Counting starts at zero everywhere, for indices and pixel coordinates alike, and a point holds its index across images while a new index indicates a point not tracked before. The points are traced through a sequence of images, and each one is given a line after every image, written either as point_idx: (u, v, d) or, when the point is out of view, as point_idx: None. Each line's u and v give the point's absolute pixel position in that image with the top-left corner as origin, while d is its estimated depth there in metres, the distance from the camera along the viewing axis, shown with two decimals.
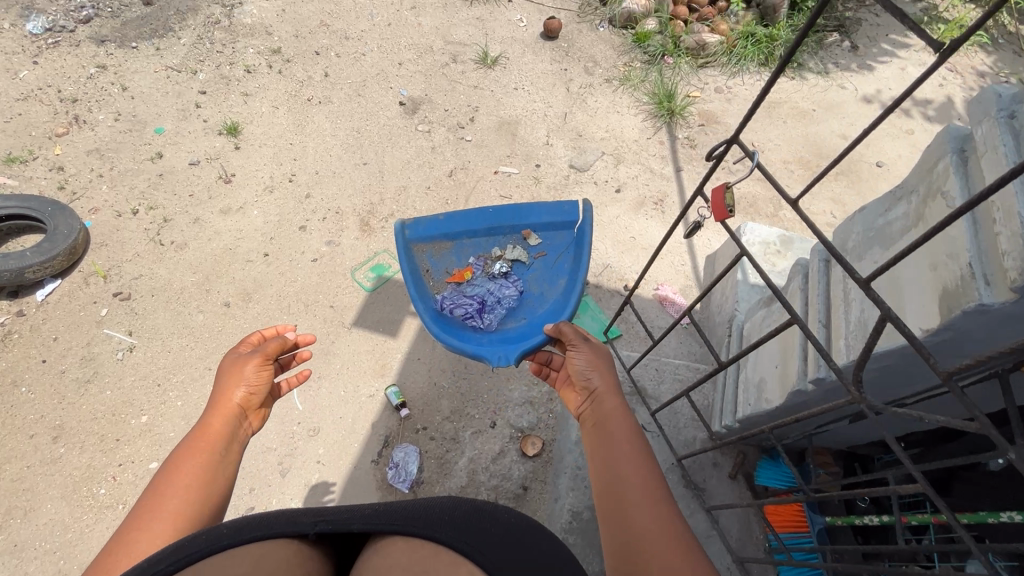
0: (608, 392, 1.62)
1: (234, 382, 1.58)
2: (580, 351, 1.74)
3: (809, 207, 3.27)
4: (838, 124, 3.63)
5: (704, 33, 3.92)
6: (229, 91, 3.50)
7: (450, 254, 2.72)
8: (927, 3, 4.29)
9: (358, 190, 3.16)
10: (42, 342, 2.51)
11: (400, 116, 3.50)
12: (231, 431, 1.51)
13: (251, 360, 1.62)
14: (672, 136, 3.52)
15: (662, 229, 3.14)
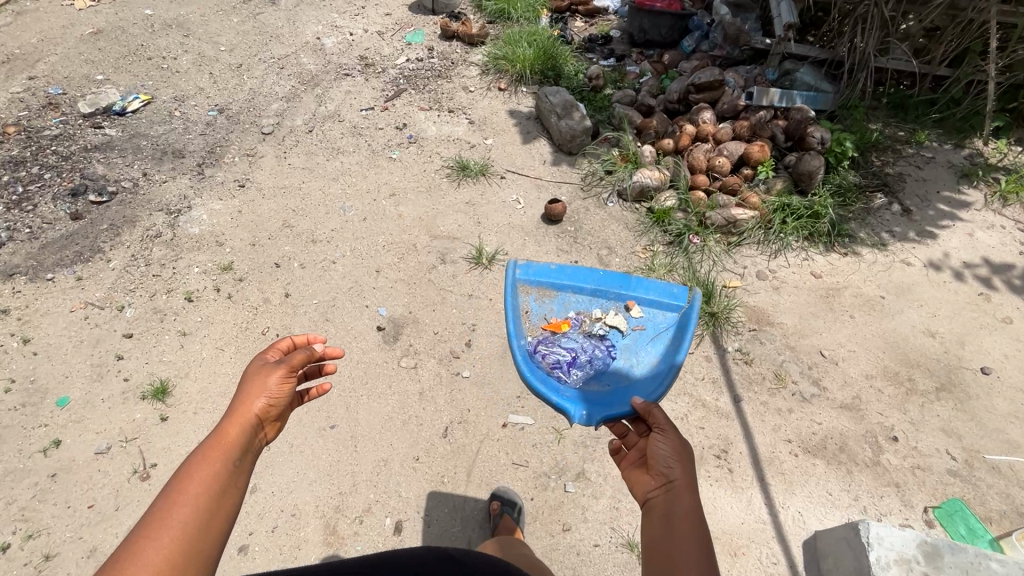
0: (684, 487, 1.32)
1: (257, 393, 1.31)
2: (664, 436, 1.42)
3: (917, 444, 2.50)
4: (917, 314, 2.96)
5: (733, 207, 3.37)
6: (162, 330, 2.79)
7: (552, 304, 2.54)
8: (971, 148, 3.82)
9: (322, 473, 2.37)
10: None
11: (378, 348, 2.79)
12: (242, 443, 1.25)
13: (275, 372, 1.36)
14: (720, 348, 2.83)
15: (735, 502, 2.32)
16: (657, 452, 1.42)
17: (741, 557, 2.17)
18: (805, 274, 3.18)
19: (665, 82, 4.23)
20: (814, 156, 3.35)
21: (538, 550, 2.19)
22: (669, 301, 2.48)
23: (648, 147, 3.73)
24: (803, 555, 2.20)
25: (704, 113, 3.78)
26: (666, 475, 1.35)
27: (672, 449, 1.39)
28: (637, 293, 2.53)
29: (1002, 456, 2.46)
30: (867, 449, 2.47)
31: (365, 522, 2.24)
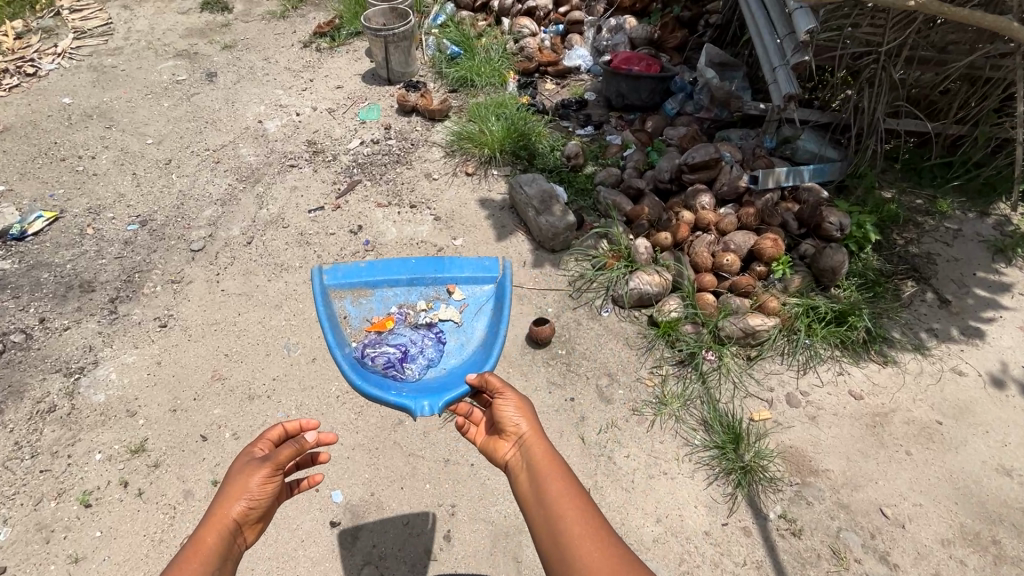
0: (536, 436, 1.67)
1: (235, 494, 1.34)
2: (507, 402, 1.72)
3: None
4: (984, 444, 2.47)
5: (750, 315, 2.87)
6: (48, 556, 2.16)
7: (371, 305, 2.55)
8: (999, 215, 3.41)
9: None
10: None
11: (333, 553, 2.20)
12: (225, 544, 1.30)
13: (257, 472, 1.38)
14: (759, 515, 2.29)
15: None
16: (511, 418, 1.70)
17: None
18: (843, 395, 2.68)
19: (652, 157, 3.77)
20: (836, 250, 2.88)
21: None
22: (485, 273, 2.64)
23: (642, 241, 3.24)
24: None
25: (702, 197, 3.31)
26: (517, 433, 1.66)
27: (519, 410, 1.71)
28: (453, 274, 2.65)
29: None
30: None
31: None
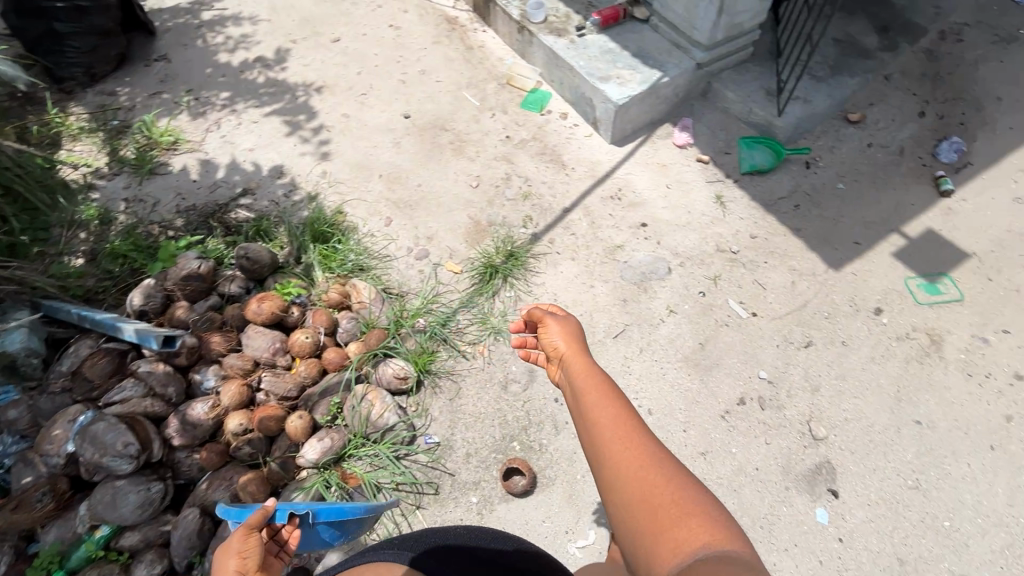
0: (580, 355, 1.44)
1: (221, 563, 1.25)
2: (546, 325, 1.54)
3: (502, 129, 3.59)
4: (383, 156, 3.42)
5: (361, 299, 2.70)
6: None
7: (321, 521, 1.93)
8: (91, 179, 3.22)
9: (934, 382, 2.51)
10: None
11: (842, 463, 2.32)
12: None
13: (234, 542, 1.29)
14: (537, 237, 3.05)
15: (637, 175, 3.33)
16: (551, 338, 1.51)
17: (662, 158, 3.40)
18: (392, 227, 3.12)
19: (84, 552, 2.01)
20: (249, 248, 2.59)
21: (778, 233, 3.04)
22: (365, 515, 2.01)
23: (308, 449, 2.25)
24: (626, 142, 3.47)
25: (192, 412, 2.21)
26: (561, 354, 1.48)
27: (563, 331, 1.50)
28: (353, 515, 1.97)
29: (472, 98, 3.77)
30: (530, 144, 3.49)
31: (893, 320, 2.70)
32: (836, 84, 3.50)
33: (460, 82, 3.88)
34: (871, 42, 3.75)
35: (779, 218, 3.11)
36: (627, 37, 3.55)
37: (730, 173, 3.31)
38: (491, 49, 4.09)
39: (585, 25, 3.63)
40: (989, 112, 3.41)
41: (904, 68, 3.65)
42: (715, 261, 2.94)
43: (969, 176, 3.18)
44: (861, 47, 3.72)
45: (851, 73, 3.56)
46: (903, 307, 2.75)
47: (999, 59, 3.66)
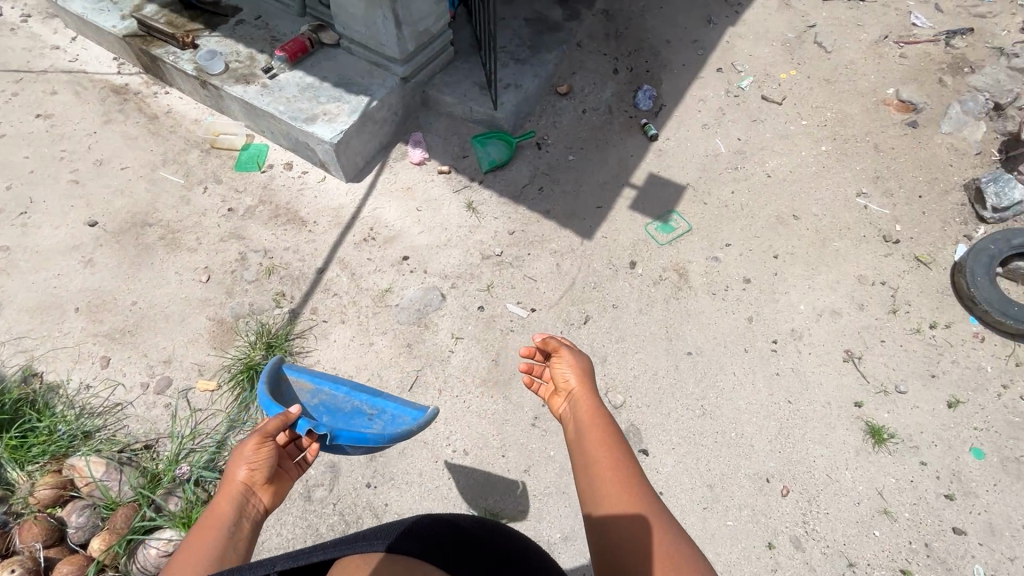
0: (589, 393, 1.58)
1: (233, 467, 1.46)
2: (562, 356, 1.66)
3: (222, 201, 3.12)
4: (75, 283, 2.76)
5: (87, 478, 2.16)
6: (900, 513, 2.26)
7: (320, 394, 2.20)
8: None
9: (692, 311, 2.80)
10: (931, 208, 3.15)
11: (643, 419, 2.49)
12: (238, 511, 1.38)
13: (248, 444, 1.49)
14: (296, 313, 2.72)
15: (384, 207, 3.15)
16: (563, 372, 1.64)
17: (404, 181, 3.25)
18: (113, 368, 2.53)
19: None
20: None
21: (532, 220, 3.12)
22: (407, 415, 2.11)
23: None
24: (364, 175, 3.27)
25: None
26: (570, 389, 1.61)
27: (576, 366, 1.64)
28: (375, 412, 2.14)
29: (173, 176, 3.20)
30: (260, 209, 3.09)
31: (647, 268, 2.94)
32: (538, 63, 3.65)
33: (153, 161, 3.27)
34: (556, 16, 4.00)
35: (529, 205, 3.19)
36: (323, 67, 3.28)
37: (473, 176, 3.30)
38: (181, 111, 3.52)
39: (274, 64, 3.28)
40: (664, 55, 3.86)
41: (590, 33, 3.96)
42: (484, 270, 2.92)
43: (666, 117, 3.57)
44: (549, 22, 3.95)
45: (547, 49, 3.74)
46: (651, 253, 3.00)
47: (658, 7, 4.17)
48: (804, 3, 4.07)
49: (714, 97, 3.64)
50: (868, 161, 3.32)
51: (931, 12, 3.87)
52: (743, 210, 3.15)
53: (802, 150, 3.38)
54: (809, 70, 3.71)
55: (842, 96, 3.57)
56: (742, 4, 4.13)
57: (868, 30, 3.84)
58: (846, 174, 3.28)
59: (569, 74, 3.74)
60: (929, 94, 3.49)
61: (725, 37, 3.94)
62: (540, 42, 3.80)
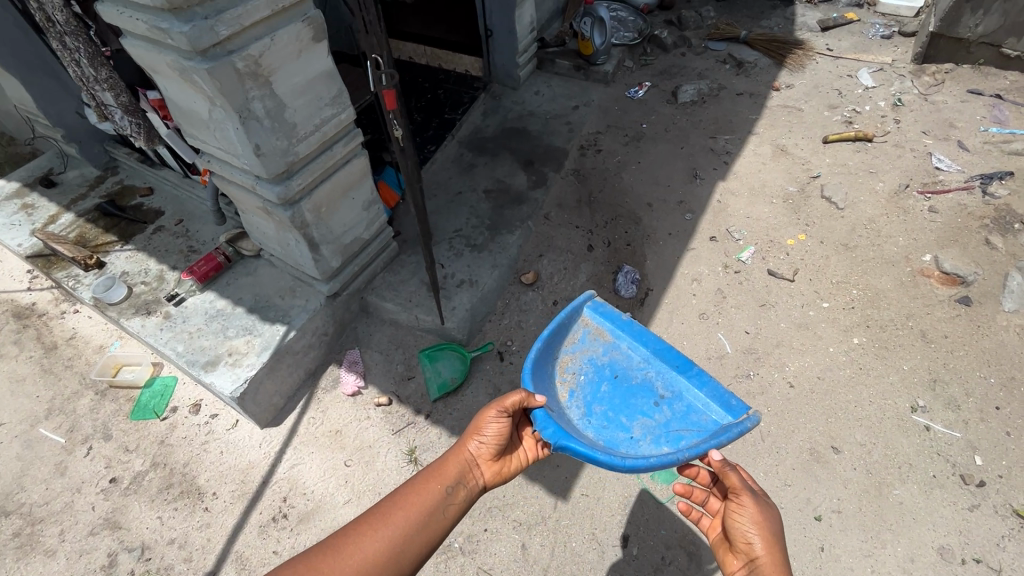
0: (775, 561, 1.52)
1: (471, 432, 1.80)
2: (746, 510, 1.61)
3: (106, 467, 2.52)
4: None
5: None
6: None
7: (611, 347, 2.54)
8: None
9: None
10: (1016, 425, 2.38)
11: None
12: (459, 474, 1.72)
13: (488, 415, 1.81)
14: None
15: (304, 462, 2.50)
16: (743, 529, 1.59)
17: (334, 420, 2.64)
18: None
19: None
20: None
21: None
22: (712, 412, 2.27)
23: None
24: (285, 415, 2.66)
25: None
26: (753, 551, 1.55)
27: (759, 522, 1.59)
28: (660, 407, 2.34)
29: (54, 434, 2.63)
30: (150, 476, 2.47)
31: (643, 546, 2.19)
32: (498, 250, 3.14)
33: (35, 413, 2.72)
34: (519, 185, 3.55)
35: None
36: (239, 285, 2.79)
37: (419, 406, 2.67)
38: (85, 336, 3.02)
39: (181, 288, 2.80)
40: (645, 223, 3.33)
41: (558, 202, 3.47)
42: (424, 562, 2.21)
43: (654, 305, 2.96)
44: (511, 194, 3.49)
45: (509, 230, 3.24)
46: (648, 520, 2.26)
47: (635, 163, 3.71)
48: (802, 147, 3.57)
49: (711, 274, 3.04)
50: (917, 357, 2.61)
51: (955, 151, 3.32)
52: (764, 441, 2.42)
53: (830, 345, 2.70)
54: (822, 232, 3.12)
55: (868, 267, 2.93)
56: (730, 152, 3.65)
57: (883, 178, 3.28)
58: (891, 377, 2.56)
59: (536, 257, 3.20)
60: (977, 260, 2.83)
61: (716, 194, 3.42)
62: (500, 221, 3.31)
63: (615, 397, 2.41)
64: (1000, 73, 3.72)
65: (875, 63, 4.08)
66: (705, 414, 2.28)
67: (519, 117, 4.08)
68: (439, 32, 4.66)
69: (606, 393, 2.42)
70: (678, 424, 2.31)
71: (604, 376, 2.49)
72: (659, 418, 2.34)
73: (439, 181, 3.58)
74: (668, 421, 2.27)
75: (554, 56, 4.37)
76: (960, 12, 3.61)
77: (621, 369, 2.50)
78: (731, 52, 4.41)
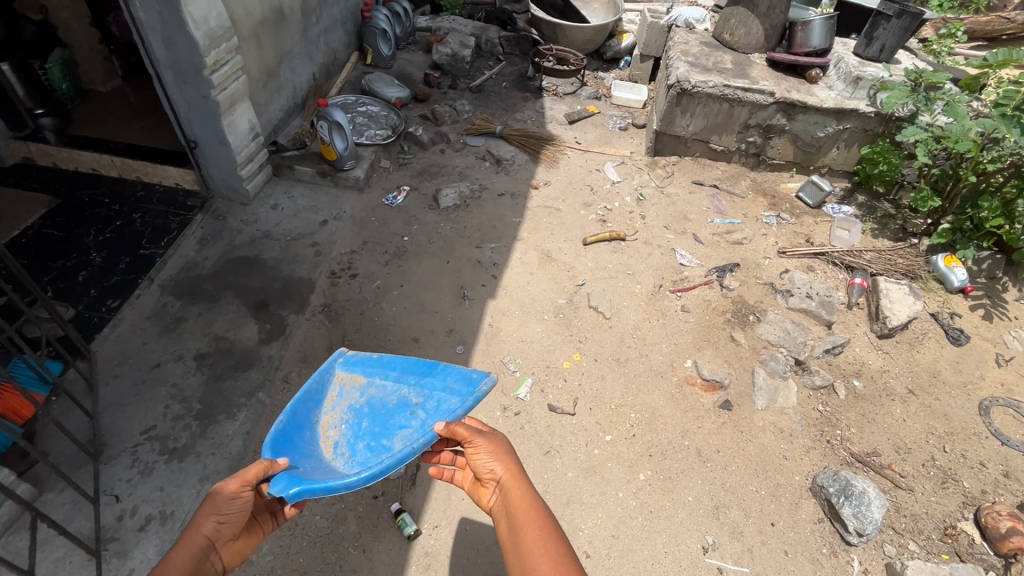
0: (516, 476, 1.66)
1: (206, 514, 1.47)
2: (476, 444, 1.71)
3: None
4: None
5: None
6: None
7: (360, 385, 2.24)
8: None
9: None
10: (790, 540, 2.37)
11: None
12: (195, 567, 1.39)
13: (226, 487, 1.50)
14: None
15: None
16: (485, 463, 1.68)
17: None
18: None
19: None
20: None
21: None
22: (460, 390, 2.05)
23: None
24: None
25: None
26: (497, 478, 1.67)
27: (493, 454, 1.70)
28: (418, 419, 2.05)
29: None
30: None
31: None
32: (210, 450, 2.31)
33: None
34: (247, 340, 2.77)
35: None
36: None
37: None
38: None
39: None
40: None
41: (302, 354, 2.78)
42: None
43: (428, 481, 2.44)
44: (234, 355, 2.69)
45: (229, 414, 2.44)
46: None
47: (397, 286, 3.23)
48: (565, 250, 3.49)
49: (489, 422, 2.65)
50: (698, 482, 2.51)
51: (692, 245, 3.53)
52: None
53: (619, 487, 2.46)
54: (594, 348, 2.97)
55: (640, 383, 2.83)
56: (497, 263, 3.40)
57: (639, 278, 3.33)
58: (680, 514, 2.40)
59: None
60: (728, 360, 2.92)
61: (486, 317, 3.09)
62: (217, 400, 2.49)
63: (375, 432, 2.08)
64: (713, 165, 4.19)
65: (617, 156, 4.32)
66: (459, 396, 2.04)
67: (250, 242, 3.32)
68: (136, 136, 3.67)
69: (364, 434, 2.07)
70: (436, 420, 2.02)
71: (361, 415, 2.15)
72: (419, 427, 2.03)
73: (125, 352, 2.61)
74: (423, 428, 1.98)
75: (292, 162, 3.74)
76: (673, 114, 3.99)
77: (378, 401, 2.20)
78: (489, 148, 4.30)
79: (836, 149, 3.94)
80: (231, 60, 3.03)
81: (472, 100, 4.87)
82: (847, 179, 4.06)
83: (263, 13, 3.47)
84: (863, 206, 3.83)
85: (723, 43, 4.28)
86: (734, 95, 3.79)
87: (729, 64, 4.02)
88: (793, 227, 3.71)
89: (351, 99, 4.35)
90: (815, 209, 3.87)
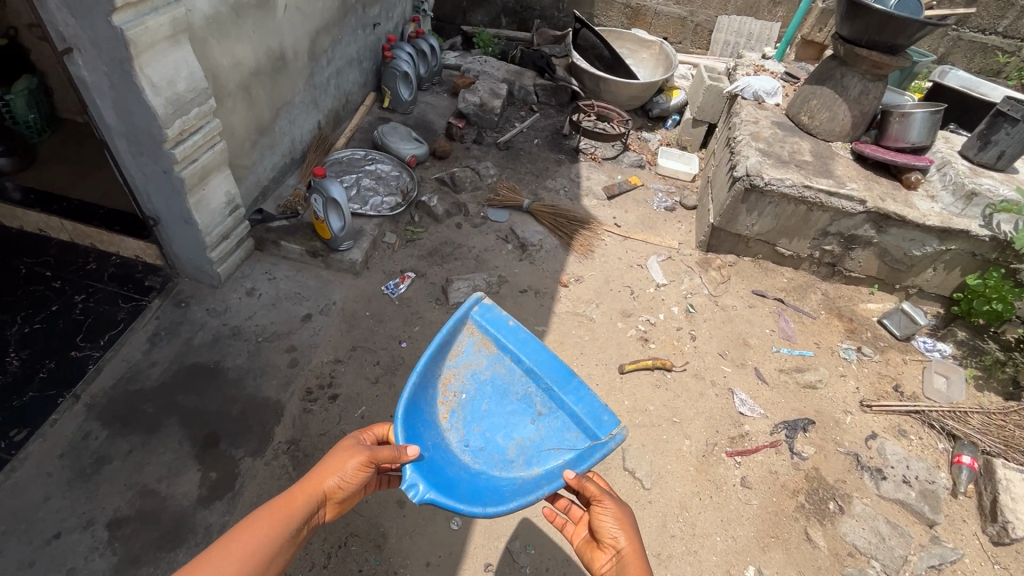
0: (638, 552, 1.55)
1: (333, 470, 1.57)
2: (605, 506, 1.63)
3: None
4: None
5: None
6: None
7: (489, 352, 2.23)
8: None
9: None
10: None
11: None
12: (304, 516, 1.50)
13: (356, 457, 1.59)
14: None
15: None
16: (610, 529, 1.59)
17: None
18: None
19: None
20: None
21: None
22: (590, 429, 2.04)
23: None
24: None
25: None
26: (618, 547, 1.57)
27: (619, 521, 1.60)
28: (534, 431, 2.10)
29: None
30: None
31: None
32: None
33: None
34: (181, 498, 2.13)
35: None
36: None
37: None
38: None
39: None
40: (392, 547, 2.18)
41: None
42: None
43: None
44: (161, 524, 2.06)
45: None
46: None
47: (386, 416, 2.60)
48: (597, 380, 2.84)
49: None
50: None
51: (754, 386, 2.86)
52: None
53: None
54: None
55: None
56: None
57: (687, 430, 2.66)
58: None
59: None
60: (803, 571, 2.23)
61: None
62: None
63: (492, 415, 2.13)
64: (777, 270, 3.53)
65: (663, 248, 3.68)
66: (583, 433, 2.05)
67: (212, 343, 2.70)
68: (99, 193, 3.11)
69: (482, 412, 2.13)
70: (555, 443, 2.05)
71: (481, 389, 2.18)
72: (536, 439, 2.08)
73: (18, 514, 1.99)
74: (542, 450, 2.04)
75: (278, 237, 3.14)
76: (737, 211, 3.34)
77: (503, 377, 2.21)
78: (514, 226, 3.68)
79: (932, 270, 3.25)
80: (204, 128, 2.43)
81: (499, 161, 4.26)
82: (939, 304, 3.38)
83: (256, 63, 2.89)
84: (963, 345, 3.14)
85: (800, 125, 3.63)
86: (816, 198, 3.13)
87: (808, 155, 3.37)
88: (877, 368, 3.03)
89: (359, 155, 3.78)
90: (903, 342, 3.18)
